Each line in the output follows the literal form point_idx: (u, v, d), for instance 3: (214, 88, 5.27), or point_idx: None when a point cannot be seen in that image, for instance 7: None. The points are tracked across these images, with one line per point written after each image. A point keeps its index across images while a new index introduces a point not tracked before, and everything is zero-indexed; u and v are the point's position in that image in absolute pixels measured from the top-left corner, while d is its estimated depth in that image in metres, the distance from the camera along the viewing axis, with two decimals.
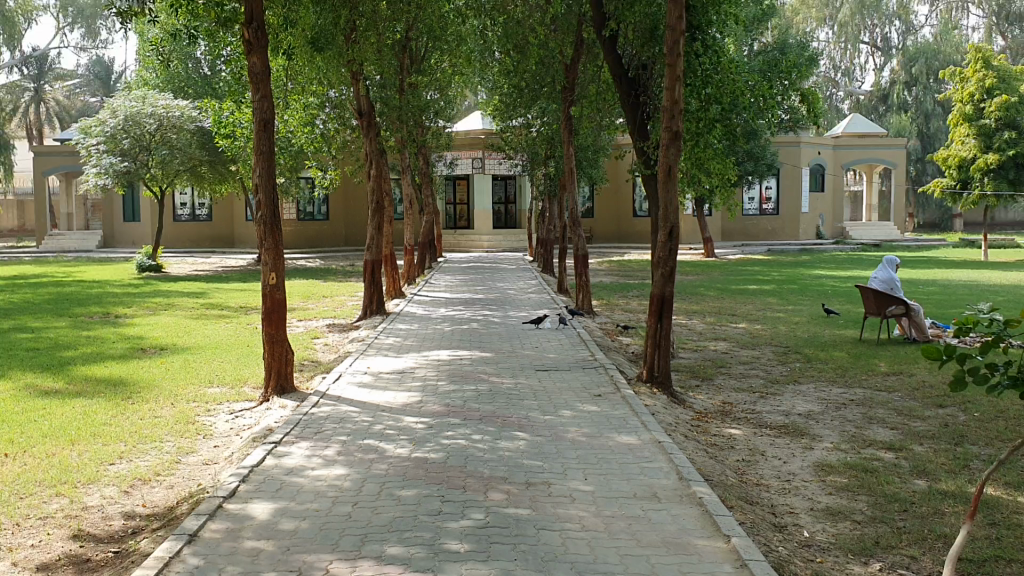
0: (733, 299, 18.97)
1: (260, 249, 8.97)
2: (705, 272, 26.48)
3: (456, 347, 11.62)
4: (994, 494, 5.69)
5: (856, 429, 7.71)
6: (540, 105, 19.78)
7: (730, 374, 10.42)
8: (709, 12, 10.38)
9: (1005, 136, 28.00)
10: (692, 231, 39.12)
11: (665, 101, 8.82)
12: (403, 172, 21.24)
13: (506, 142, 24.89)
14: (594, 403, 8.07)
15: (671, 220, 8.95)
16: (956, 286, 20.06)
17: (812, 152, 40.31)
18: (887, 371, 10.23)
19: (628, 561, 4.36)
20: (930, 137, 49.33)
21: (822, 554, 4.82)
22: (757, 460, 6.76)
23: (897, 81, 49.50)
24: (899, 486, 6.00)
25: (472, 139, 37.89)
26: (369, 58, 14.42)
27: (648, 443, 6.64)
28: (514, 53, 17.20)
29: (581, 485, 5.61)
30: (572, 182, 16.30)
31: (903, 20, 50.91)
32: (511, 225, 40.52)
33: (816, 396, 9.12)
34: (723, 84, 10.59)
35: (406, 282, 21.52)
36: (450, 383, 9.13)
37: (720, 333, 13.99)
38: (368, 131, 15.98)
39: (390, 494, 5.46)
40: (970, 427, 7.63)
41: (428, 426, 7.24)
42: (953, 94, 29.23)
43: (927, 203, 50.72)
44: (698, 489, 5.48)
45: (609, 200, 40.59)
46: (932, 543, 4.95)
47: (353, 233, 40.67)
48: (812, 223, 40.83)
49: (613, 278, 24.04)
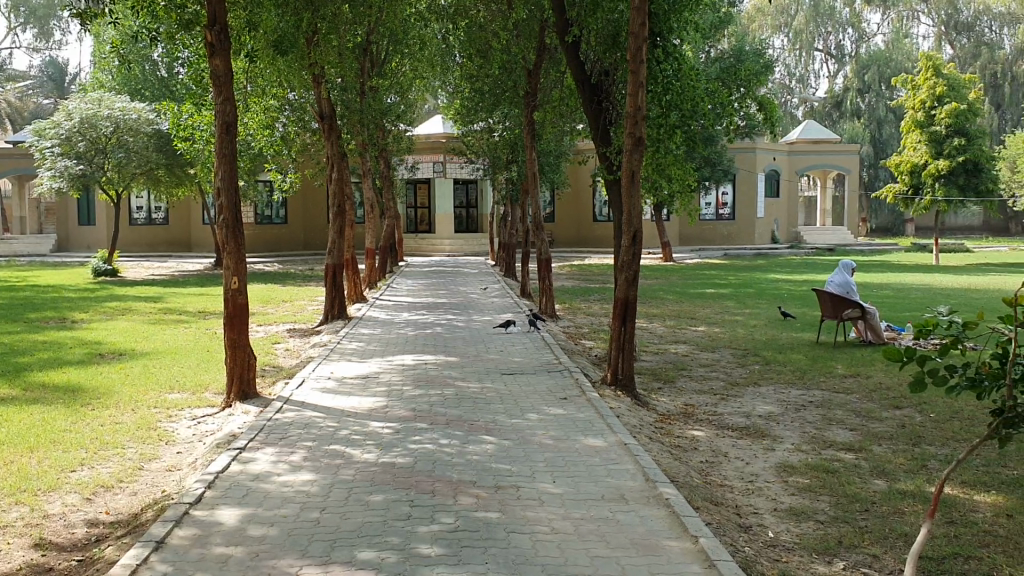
0: (692, 302, 19.12)
1: (221, 253, 8.85)
2: (665, 276, 26.80)
3: (421, 352, 11.58)
4: (952, 493, 5.79)
5: (816, 429, 7.83)
6: (501, 109, 19.97)
7: (691, 377, 10.53)
8: (671, 20, 10.51)
9: (954, 144, 28.85)
10: (652, 236, 39.47)
11: (627, 108, 8.88)
12: (364, 176, 20.83)
13: (467, 145, 24.85)
14: (560, 406, 8.10)
15: (634, 224, 8.97)
16: (911, 289, 20.39)
17: (767, 158, 40.89)
18: (845, 373, 10.39)
19: (597, 563, 4.40)
20: (883, 143, 49.90)
21: (786, 554, 4.89)
22: (720, 461, 6.85)
23: (851, 87, 50.40)
24: (860, 486, 6.11)
25: (433, 143, 37.83)
26: (330, 62, 14.46)
27: (614, 446, 6.68)
28: (476, 59, 17.24)
29: (549, 487, 5.65)
30: (535, 188, 16.20)
31: (856, 28, 51.93)
32: (472, 228, 40.31)
33: (775, 398, 9.27)
34: (684, 91, 10.74)
35: (368, 286, 21.43)
36: (415, 387, 9.10)
37: (681, 336, 14.13)
38: (329, 135, 15.87)
39: (358, 499, 5.45)
40: (926, 428, 7.79)
41: (395, 431, 7.23)
42: (904, 101, 29.50)
43: (880, 208, 51.85)
44: (665, 490, 5.54)
45: (569, 206, 40.82)
46: (893, 542, 5.05)
47: (312, 237, 40.54)
48: (768, 228, 41.36)
49: (574, 282, 24.26)
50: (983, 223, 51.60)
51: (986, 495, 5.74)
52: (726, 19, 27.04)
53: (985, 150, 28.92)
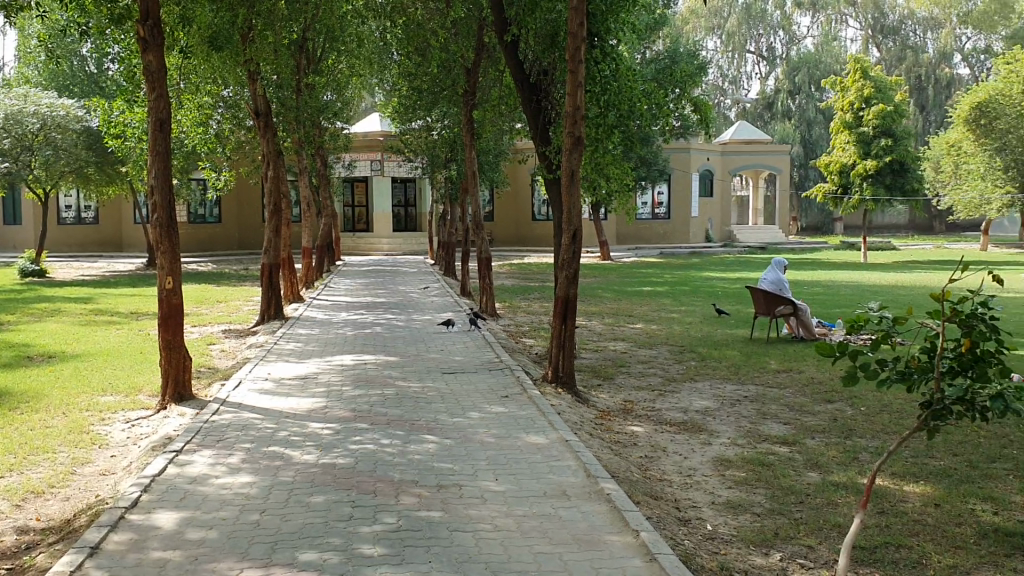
0: (630, 300, 19.34)
1: (155, 252, 8.66)
2: (602, 274, 27.04)
3: (361, 351, 11.51)
4: (883, 483, 5.97)
5: (751, 424, 7.99)
6: (439, 107, 19.95)
7: (629, 373, 10.65)
8: (608, 20, 10.59)
9: (882, 144, 29.50)
10: (589, 234, 39.76)
11: (566, 107, 8.91)
12: (300, 174, 20.61)
13: (405, 143, 24.76)
14: (502, 404, 8.12)
15: (574, 223, 9.02)
16: (841, 287, 20.90)
17: (701, 158, 41.50)
18: (778, 369, 10.62)
19: (541, 559, 4.44)
20: (813, 143, 51.01)
21: (725, 547, 4.97)
22: (659, 456, 6.95)
23: (781, 89, 51.43)
24: (795, 479, 6.25)
25: (371, 141, 37.56)
26: (266, 59, 14.26)
27: (555, 443, 6.73)
28: (414, 56, 17.15)
29: (491, 485, 5.67)
30: (474, 186, 16.18)
31: (787, 31, 53.05)
32: (410, 227, 40.15)
33: (711, 393, 9.42)
34: (621, 92, 10.85)
35: (305, 286, 21.19)
36: (355, 387, 9.04)
37: (619, 333, 14.28)
38: (265, 132, 15.67)
39: (299, 501, 5.40)
40: (857, 421, 8.00)
41: (335, 431, 7.18)
42: (833, 103, 30.12)
43: (809, 207, 53.01)
44: (606, 485, 5.60)
45: (508, 205, 40.89)
46: (827, 533, 5.17)
47: (247, 236, 39.94)
48: (702, 227, 41.95)
49: (513, 281, 24.34)
50: (909, 222, 53.12)
51: (914, 485, 5.92)
52: (661, 21, 27.40)
53: (911, 151, 29.75)
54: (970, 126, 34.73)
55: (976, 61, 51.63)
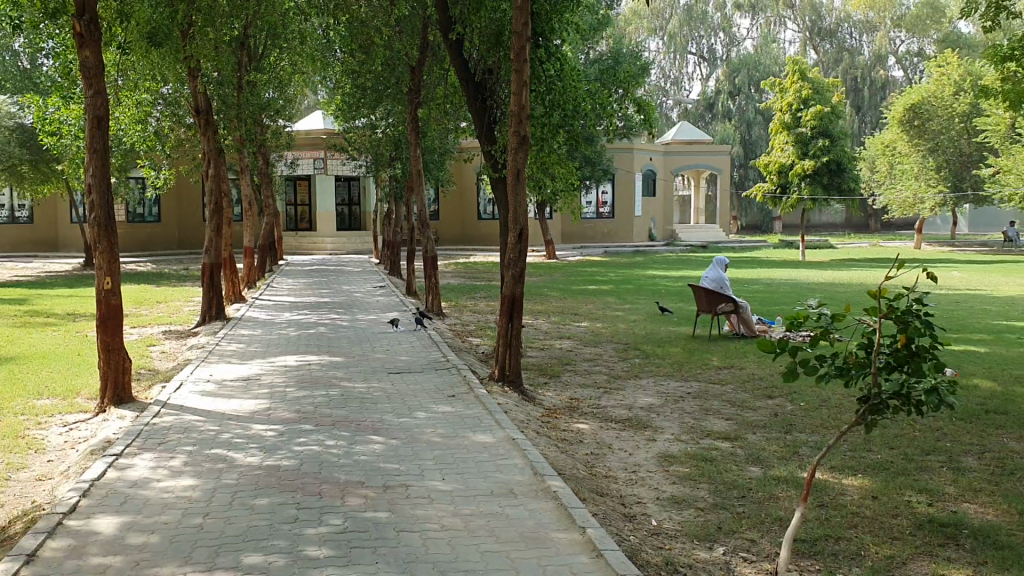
0: (575, 298, 19.45)
1: (93, 252, 8.47)
2: (547, 273, 27.18)
3: (305, 352, 11.41)
4: (822, 477, 6.10)
5: (695, 420, 8.10)
6: (384, 105, 19.82)
7: (575, 371, 10.73)
8: (552, 20, 10.58)
9: (819, 144, 30.12)
10: (534, 233, 39.89)
11: (512, 106, 8.91)
12: (242, 173, 20.32)
13: (349, 141, 24.58)
14: (448, 404, 8.12)
15: (520, 222, 9.04)
16: (781, 285, 21.29)
17: (644, 158, 41.88)
18: (719, 365, 10.78)
19: (488, 557, 4.45)
20: (753, 144, 51.89)
21: (670, 541, 5.04)
22: (605, 453, 7.01)
23: (722, 90, 52.16)
24: (737, 474, 6.36)
25: (313, 139, 37.19)
26: (207, 55, 14.03)
27: (502, 441, 6.75)
28: (356, 54, 16.71)
29: (438, 485, 5.66)
30: (420, 185, 16.09)
31: (727, 32, 53.82)
32: (355, 226, 39.88)
33: (656, 390, 9.53)
34: (566, 92, 10.89)
35: (247, 286, 20.92)
36: (299, 388, 8.96)
37: (565, 331, 14.35)
38: (206, 129, 15.41)
39: (243, 503, 5.34)
40: (797, 416, 8.16)
41: (279, 433, 7.10)
42: (772, 104, 30.56)
43: (749, 207, 53.86)
44: (552, 482, 5.64)
45: (453, 203, 40.83)
46: (769, 526, 5.27)
47: (187, 236, 39.28)
48: (645, 226, 42.34)
49: (460, 280, 24.34)
50: (845, 222, 54.27)
51: (852, 478, 6.06)
52: (604, 22, 27.61)
53: (847, 151, 30.36)
54: (904, 127, 35.66)
55: (910, 63, 52.86)
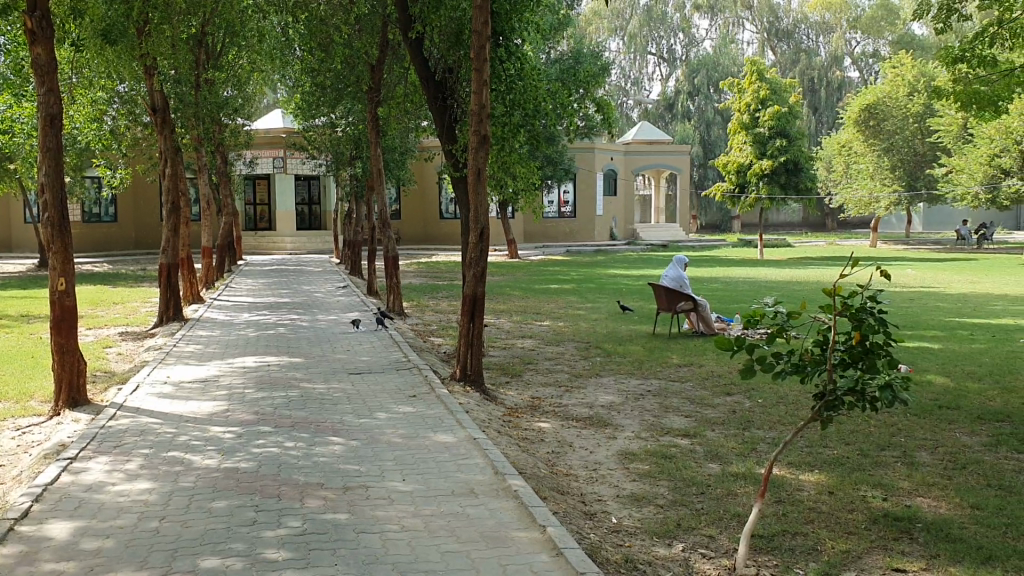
0: (536, 297, 19.48)
1: (46, 253, 8.30)
2: (509, 272, 27.20)
3: (264, 353, 11.31)
4: (779, 473, 6.17)
5: (655, 417, 8.15)
6: (343, 104, 19.69)
7: (537, 370, 10.74)
8: (512, 20, 10.58)
9: (777, 144, 30.45)
10: (496, 233, 39.87)
11: (472, 105, 8.89)
12: (199, 172, 20.07)
13: (308, 140, 24.40)
14: (409, 404, 8.09)
15: (481, 221, 9.02)
16: (740, 283, 21.49)
17: (605, 158, 42.03)
18: (679, 363, 10.85)
19: (449, 558, 4.44)
20: (712, 144, 52.38)
21: (630, 539, 5.07)
22: (565, 452, 7.03)
23: (681, 90, 52.48)
24: (696, 471, 6.41)
25: (273, 138, 36.81)
26: (163, 53, 13.82)
27: (463, 441, 6.74)
28: (316, 52, 16.66)
29: (398, 485, 5.64)
30: (380, 184, 16.01)
31: (686, 33, 54.15)
32: (315, 226, 39.60)
33: (616, 388, 9.58)
34: (526, 91, 10.91)
35: (205, 286, 20.66)
36: (258, 390, 8.88)
37: (526, 331, 14.37)
38: (163, 129, 15.20)
39: (200, 506, 5.28)
40: (755, 412, 8.25)
41: (237, 435, 7.03)
42: (731, 104, 30.77)
43: (709, 206, 54.30)
44: (513, 481, 5.64)
45: (414, 202, 40.69)
46: (727, 522, 5.32)
47: (144, 236, 38.75)
48: (606, 225, 42.54)
49: (422, 279, 24.26)
50: (802, 220, 54.89)
51: (809, 473, 6.14)
52: (564, 22, 27.66)
53: (804, 151, 30.72)
54: (859, 127, 36.01)
55: (865, 64, 53.60)
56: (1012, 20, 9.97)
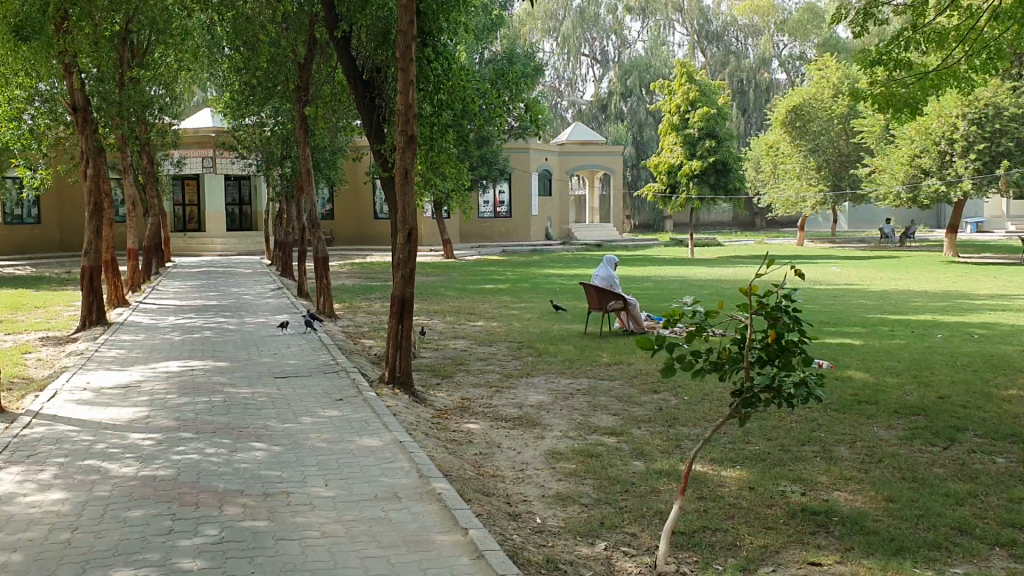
0: (470, 298, 19.43)
1: None
2: (444, 272, 27.14)
3: (189, 357, 11.07)
4: (702, 470, 6.23)
5: (583, 417, 8.19)
6: (272, 104, 19.41)
7: (468, 371, 10.71)
8: (440, 19, 10.40)
9: (707, 145, 30.91)
10: (430, 233, 39.70)
11: (399, 105, 8.79)
12: (125, 171, 19.54)
13: (238, 140, 24.00)
14: (336, 408, 8.00)
15: (409, 221, 8.93)
16: (671, 281, 21.72)
17: (540, 158, 42.15)
18: (609, 362, 10.93)
19: (368, 563, 4.39)
20: (644, 144, 53.01)
21: (553, 539, 5.08)
22: (493, 452, 7.02)
23: (614, 92, 52.93)
24: (621, 469, 6.46)
25: (202, 137, 36.16)
26: (85, 51, 13.40)
27: (389, 445, 6.69)
28: (243, 51, 16.40)
29: (321, 490, 5.57)
30: (310, 185, 15.77)
31: (619, 35, 54.58)
32: (246, 226, 38.99)
33: (546, 387, 9.61)
34: (454, 91, 10.82)
35: (130, 289, 20.14)
36: (180, 395, 8.69)
37: (460, 331, 14.32)
38: (84, 128, 14.68)
39: (115, 516, 5.14)
40: (680, 410, 8.35)
41: (158, 441, 6.88)
42: (662, 105, 31.09)
43: (642, 207, 54.86)
44: (437, 484, 5.61)
45: (348, 202, 40.32)
46: (650, 520, 5.37)
47: (69, 237, 37.75)
48: (542, 225, 42.69)
49: (355, 281, 24.04)
50: (732, 220, 55.77)
51: (731, 470, 6.22)
52: (497, 22, 27.65)
53: (733, 152, 31.28)
54: (786, 128, 36.77)
55: (792, 67, 54.72)
56: (926, 25, 10.22)
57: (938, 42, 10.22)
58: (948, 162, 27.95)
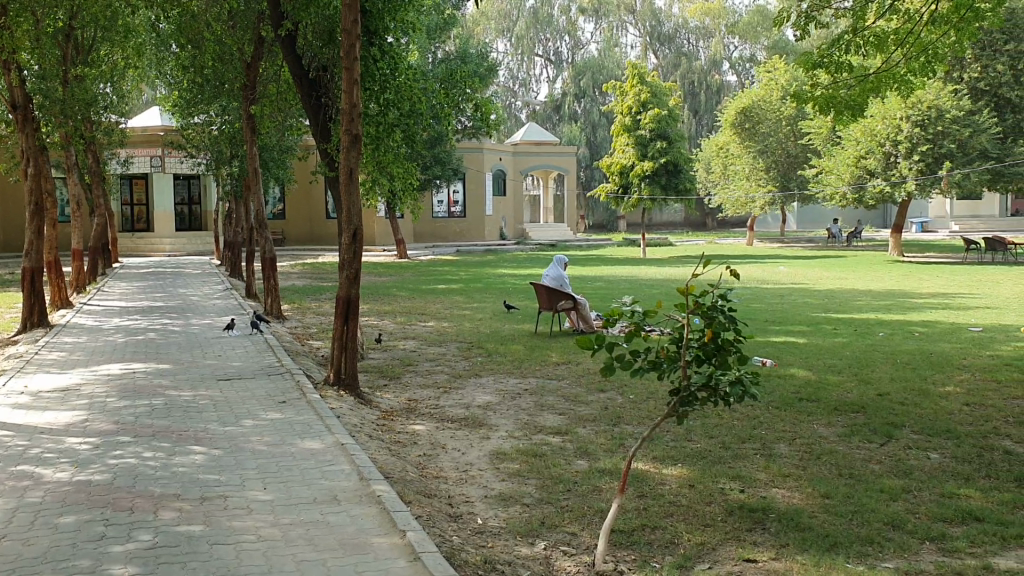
0: (422, 298, 19.38)
1: None
2: (397, 272, 27.04)
3: (132, 360, 10.88)
4: (644, 468, 6.27)
5: (529, 417, 8.20)
6: (220, 103, 19.18)
7: (416, 371, 10.66)
8: (385, 19, 10.41)
9: (658, 146, 31.18)
10: (383, 233, 39.50)
11: (343, 105, 8.73)
12: (68, 171, 19.09)
13: (187, 139, 23.66)
14: (279, 411, 7.92)
15: (354, 222, 8.87)
16: (622, 281, 21.82)
17: (493, 158, 42.18)
18: (558, 361, 10.95)
19: (304, 566, 4.36)
20: (597, 145, 53.30)
21: (493, 540, 5.07)
22: (437, 454, 7.00)
23: (568, 92, 53.11)
24: (564, 468, 6.48)
25: (150, 136, 35.61)
26: (25, 47, 13.07)
27: (331, 447, 6.63)
28: (188, 49, 16.20)
29: (259, 494, 5.51)
30: (257, 184, 15.58)
31: (572, 36, 54.72)
32: (196, 226, 38.47)
33: (493, 387, 9.61)
34: (400, 90, 10.80)
35: (74, 291, 19.73)
36: (120, 398, 8.54)
37: (410, 332, 14.26)
38: (25, 126, 14.38)
39: (46, 522, 5.03)
40: (626, 408, 8.40)
41: (95, 446, 6.75)
42: (614, 106, 31.22)
43: (596, 207, 55.06)
44: (377, 487, 5.58)
45: (299, 201, 39.96)
46: (590, 518, 5.39)
47: (13, 237, 36.96)
48: (496, 225, 42.70)
49: (305, 281, 23.81)
50: (684, 220, 56.28)
51: (671, 468, 6.27)
52: (449, 22, 27.60)
53: (683, 153, 31.55)
54: (736, 129, 37.26)
55: (742, 69, 55.41)
56: (865, 28, 10.43)
57: (877, 44, 10.45)
58: (893, 163, 28.43)
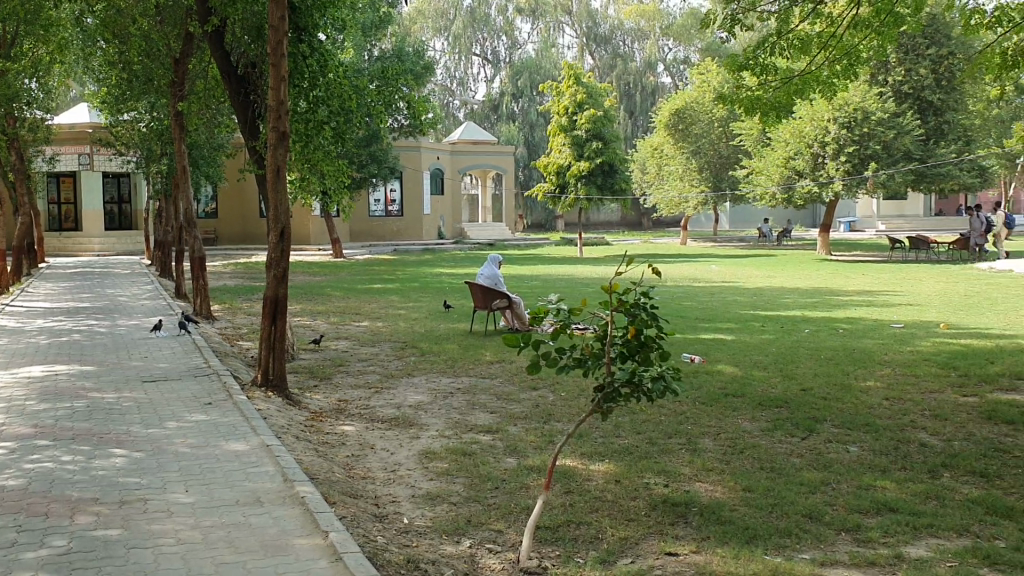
0: (356, 297, 19.22)
1: None
2: (332, 272, 26.78)
3: (54, 362, 10.60)
4: (571, 465, 6.31)
5: (460, 415, 8.20)
6: (148, 100, 18.83)
7: (348, 372, 10.58)
8: (314, 15, 10.25)
9: (594, 146, 31.40)
10: (319, 232, 39.10)
11: (270, 101, 8.62)
12: None
13: (116, 137, 23.14)
14: (205, 412, 7.79)
15: (282, 220, 8.78)
16: (557, 281, 21.92)
17: (431, 157, 42.06)
18: (490, 360, 10.97)
19: (223, 569, 4.30)
20: (534, 145, 53.45)
21: (418, 539, 5.06)
22: (366, 454, 6.96)
23: (506, 92, 53.24)
24: (493, 466, 6.49)
25: (77, 133, 34.46)
26: None
27: (256, 449, 6.54)
28: (115, 44, 15.91)
29: (180, 497, 5.42)
30: (186, 182, 15.31)
31: (509, 36, 54.84)
32: (126, 226, 37.61)
33: (426, 387, 9.59)
34: (331, 86, 10.69)
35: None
36: (40, 401, 8.31)
37: (343, 332, 14.14)
38: None
39: None
40: (556, 406, 8.45)
41: (10, 450, 6.55)
42: (550, 106, 31.36)
43: (534, 207, 55.22)
44: (301, 488, 5.52)
45: (233, 200, 39.33)
46: (516, 516, 5.40)
47: None
48: (433, 224, 42.57)
49: (237, 281, 23.45)
50: (620, 220, 56.80)
51: (599, 464, 6.32)
52: (384, 21, 27.49)
53: (619, 153, 31.86)
54: (670, 130, 37.75)
55: (676, 70, 56.13)
56: (790, 31, 10.59)
57: (801, 48, 10.64)
58: (821, 164, 29.06)
